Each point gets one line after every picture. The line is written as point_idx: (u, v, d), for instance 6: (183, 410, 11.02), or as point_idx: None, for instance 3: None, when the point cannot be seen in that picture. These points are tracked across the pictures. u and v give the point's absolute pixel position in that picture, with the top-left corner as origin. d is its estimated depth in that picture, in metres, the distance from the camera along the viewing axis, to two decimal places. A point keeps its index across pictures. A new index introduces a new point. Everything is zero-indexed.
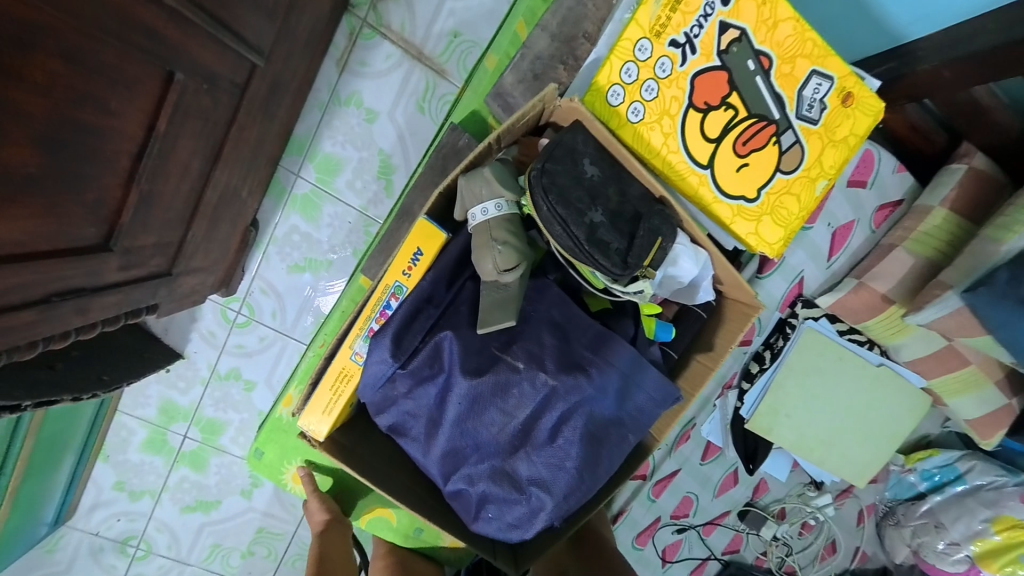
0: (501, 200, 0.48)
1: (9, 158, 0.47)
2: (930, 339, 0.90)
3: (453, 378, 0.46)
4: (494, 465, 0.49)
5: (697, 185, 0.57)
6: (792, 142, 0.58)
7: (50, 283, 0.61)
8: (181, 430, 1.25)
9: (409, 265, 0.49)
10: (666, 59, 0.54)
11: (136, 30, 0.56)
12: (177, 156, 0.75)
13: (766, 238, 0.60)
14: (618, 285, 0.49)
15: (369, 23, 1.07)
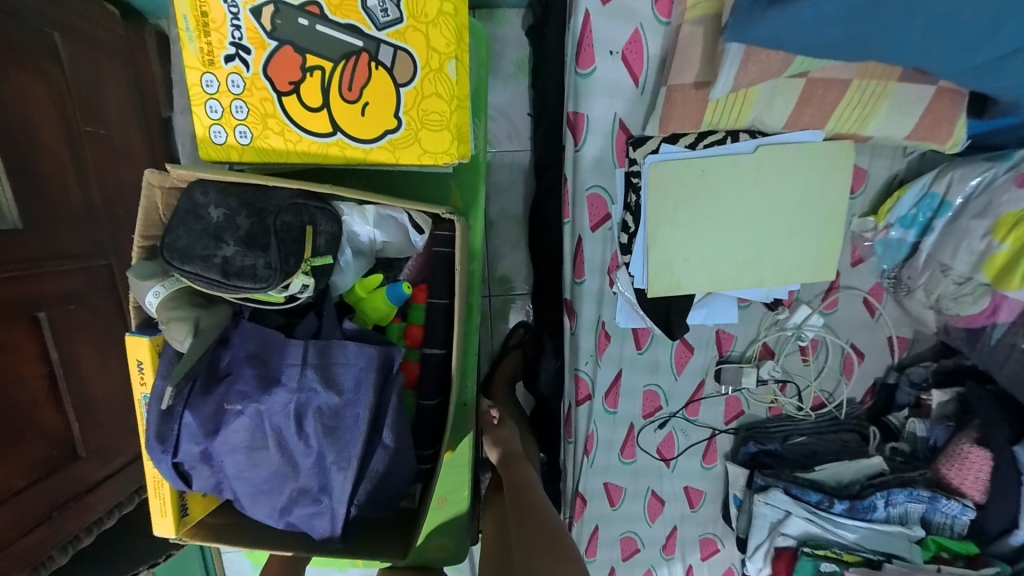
0: (160, 286, 0.54)
1: None
2: (779, 90, 0.69)
3: (210, 442, 0.54)
4: (290, 490, 0.55)
5: (341, 151, 0.58)
6: (393, 53, 0.55)
7: (40, 505, 0.74)
8: None
9: (138, 375, 0.57)
10: (231, 76, 0.55)
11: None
12: (89, 365, 0.83)
13: (437, 150, 0.57)
14: (285, 291, 0.53)
15: None
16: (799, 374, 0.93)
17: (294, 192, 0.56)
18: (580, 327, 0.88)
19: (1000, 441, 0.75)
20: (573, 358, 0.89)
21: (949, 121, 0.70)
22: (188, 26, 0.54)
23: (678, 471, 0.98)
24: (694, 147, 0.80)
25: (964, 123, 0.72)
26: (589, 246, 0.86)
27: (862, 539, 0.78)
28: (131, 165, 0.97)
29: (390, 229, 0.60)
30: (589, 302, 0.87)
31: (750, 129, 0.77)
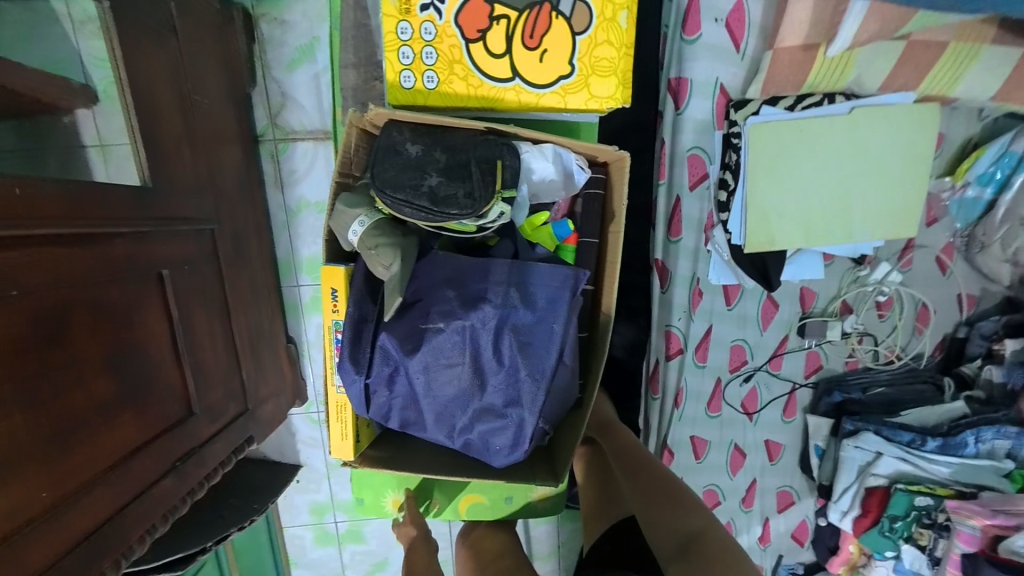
0: (362, 217, 0.60)
1: (94, 388, 0.67)
2: (883, 48, 0.88)
3: (403, 361, 0.59)
4: (474, 408, 0.59)
5: (516, 96, 0.64)
6: (572, 4, 0.63)
7: (167, 455, 0.81)
8: (333, 517, 1.48)
9: (333, 303, 0.63)
10: (425, 23, 0.62)
11: (117, 262, 0.71)
12: (202, 327, 0.91)
13: (604, 95, 0.65)
14: (482, 220, 0.58)
15: (277, 139, 1.17)
16: (873, 326, 1.04)
17: (478, 132, 0.64)
18: (675, 282, 0.98)
19: None
20: (666, 314, 0.99)
21: None
22: None
23: (761, 423, 1.05)
24: (793, 109, 0.94)
25: None
26: (687, 203, 0.99)
27: (955, 472, 0.88)
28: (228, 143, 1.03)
29: (558, 167, 0.64)
30: (684, 257, 0.98)
31: (849, 89, 0.94)
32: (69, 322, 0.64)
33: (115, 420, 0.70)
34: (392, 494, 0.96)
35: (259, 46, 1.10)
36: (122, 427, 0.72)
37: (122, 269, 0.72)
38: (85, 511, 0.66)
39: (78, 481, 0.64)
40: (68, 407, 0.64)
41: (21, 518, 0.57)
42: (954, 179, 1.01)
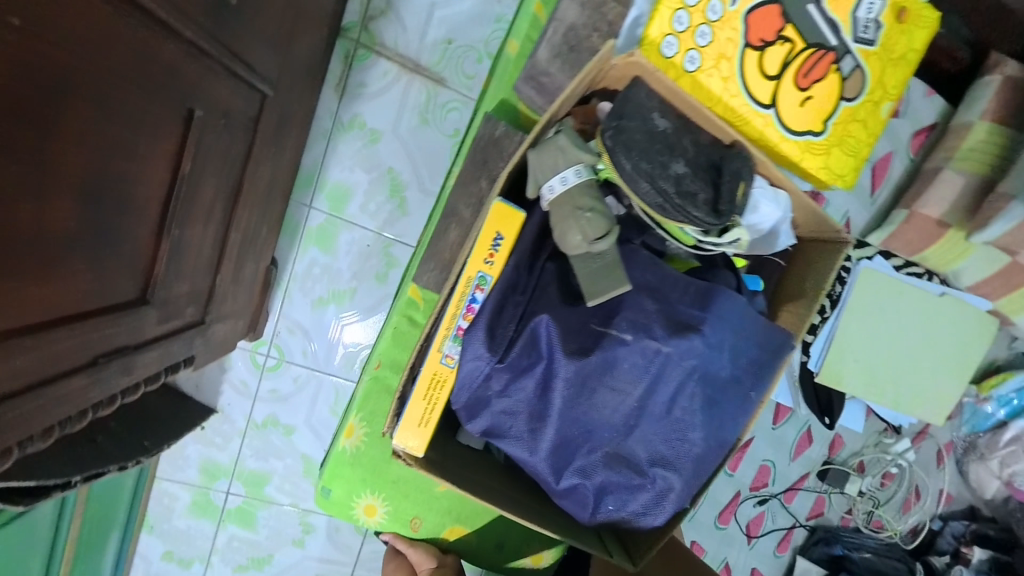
0: (578, 167, 0.67)
1: (52, 213, 0.50)
2: (991, 257, 0.89)
3: (555, 364, 0.64)
4: (607, 449, 0.66)
5: (764, 124, 0.69)
6: (851, 66, 0.71)
7: (94, 343, 0.61)
8: (224, 486, 1.27)
9: (492, 257, 0.69)
10: (716, 3, 0.64)
11: (159, 70, 0.59)
12: (200, 207, 0.78)
13: (835, 166, 0.73)
14: (709, 236, 0.68)
15: (362, 44, 1.19)
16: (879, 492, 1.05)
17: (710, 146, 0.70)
18: None
19: None
20: None
21: None
22: None
23: (756, 549, 1.02)
24: (899, 270, 0.97)
25: None
26: None
27: None
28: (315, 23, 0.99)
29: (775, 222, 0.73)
30: None
31: (944, 276, 0.97)
32: (67, 108, 0.49)
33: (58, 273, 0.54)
34: (369, 500, 0.97)
35: None
36: (67, 277, 0.55)
37: (162, 83, 0.60)
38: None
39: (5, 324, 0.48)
40: (17, 229, 0.47)
41: None
42: (980, 387, 1.07)
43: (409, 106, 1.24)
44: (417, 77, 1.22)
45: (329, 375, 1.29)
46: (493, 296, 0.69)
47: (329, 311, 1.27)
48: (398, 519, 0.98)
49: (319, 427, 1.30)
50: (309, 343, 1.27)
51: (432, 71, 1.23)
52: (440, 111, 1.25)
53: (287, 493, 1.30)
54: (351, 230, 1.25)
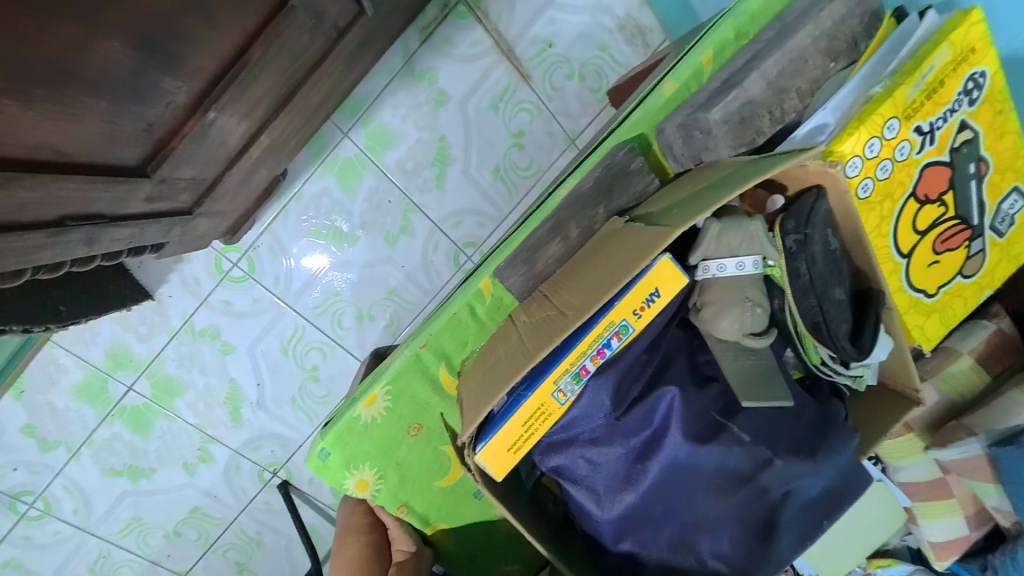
0: (757, 258, 0.66)
1: (103, 50, 0.45)
2: (930, 467, 0.95)
3: (669, 435, 0.63)
4: (672, 533, 0.65)
5: (895, 269, 0.72)
6: (977, 248, 0.76)
7: (68, 202, 0.51)
8: (126, 380, 1.14)
9: (643, 307, 0.63)
10: (909, 144, 0.65)
11: None
12: (250, 96, 0.67)
13: (929, 328, 0.78)
14: (833, 362, 0.70)
15: (466, 3, 1.12)
16: None
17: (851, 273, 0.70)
18: None
19: None
20: None
21: (953, 551, 1.00)
22: (923, 85, 0.64)
23: None
24: None
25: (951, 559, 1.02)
26: None
27: None
28: None
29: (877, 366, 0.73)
30: None
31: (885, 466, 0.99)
32: None
33: (60, 108, 0.44)
34: (365, 474, 0.81)
35: None
36: (92, 118, 0.48)
37: None
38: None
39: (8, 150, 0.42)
40: (60, 51, 0.41)
41: None
42: (868, 563, 1.12)
43: (486, 85, 1.17)
44: (506, 62, 1.16)
45: (293, 312, 1.19)
46: (626, 353, 0.66)
47: (321, 246, 1.17)
48: (388, 500, 0.83)
49: (260, 358, 1.20)
50: (284, 269, 1.16)
51: (523, 63, 1.17)
52: (515, 107, 1.19)
53: (196, 413, 1.19)
54: (379, 178, 1.16)
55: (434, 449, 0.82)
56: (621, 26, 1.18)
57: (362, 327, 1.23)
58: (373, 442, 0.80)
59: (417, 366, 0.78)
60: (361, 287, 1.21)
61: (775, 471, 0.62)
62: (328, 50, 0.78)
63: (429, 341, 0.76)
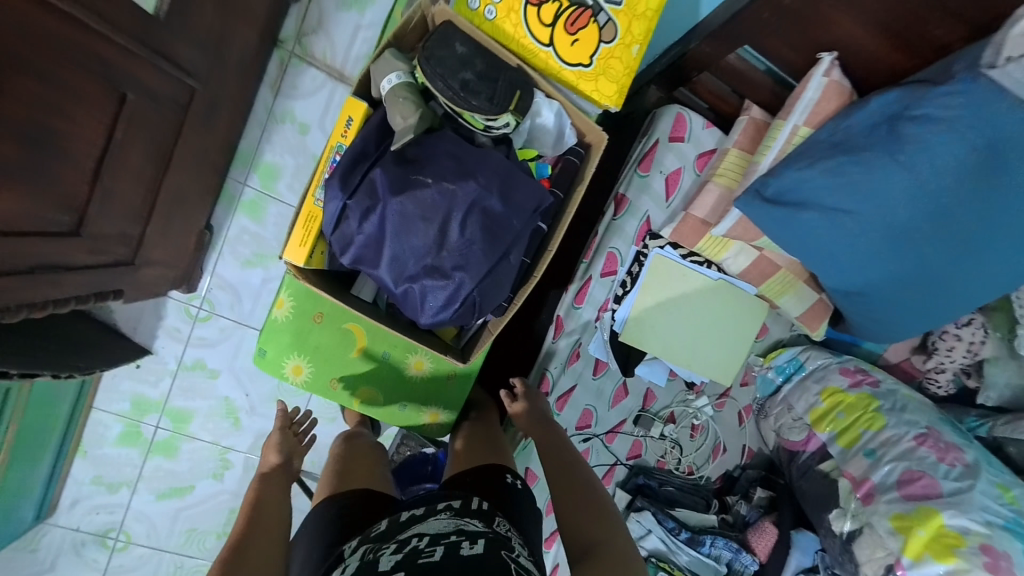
0: (399, 72, 0.66)
1: (8, 157, 0.72)
2: (746, 251, 1.04)
3: (386, 200, 0.65)
4: (426, 265, 0.67)
5: (545, 60, 0.70)
6: (607, 20, 0.70)
7: (25, 256, 0.83)
8: (153, 421, 1.48)
9: (344, 129, 0.68)
10: None
11: (93, 59, 0.81)
12: (131, 164, 0.98)
13: (605, 93, 0.72)
14: (493, 121, 0.67)
15: (296, 54, 1.39)
16: (684, 442, 1.24)
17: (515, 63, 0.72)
18: (564, 337, 1.13)
19: (785, 524, 1.13)
20: (547, 360, 1.15)
21: (818, 318, 1.09)
22: None
23: None
24: (683, 258, 1.09)
25: (824, 326, 1.12)
26: (595, 285, 1.11)
27: (690, 562, 1.11)
28: (249, 25, 1.18)
29: (555, 123, 0.73)
30: (577, 323, 1.12)
31: (719, 265, 1.10)
32: (24, 85, 0.71)
33: (10, 195, 0.75)
34: (296, 361, 0.99)
35: None
36: (11, 197, 0.75)
37: (98, 63, 0.82)
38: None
39: None
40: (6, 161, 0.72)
41: None
42: (762, 358, 1.22)
43: (334, 106, 1.45)
44: (341, 83, 1.42)
45: (252, 328, 1.51)
46: (358, 137, 0.67)
47: (256, 272, 1.48)
48: (321, 379, 1.01)
49: (240, 372, 1.51)
50: (235, 298, 1.48)
51: (355, 78, 1.44)
52: None
53: (208, 431, 1.51)
54: (279, 206, 1.47)
55: (340, 328, 0.99)
56: None
57: None
58: (296, 335, 0.97)
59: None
60: None
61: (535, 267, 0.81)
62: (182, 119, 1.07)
63: None
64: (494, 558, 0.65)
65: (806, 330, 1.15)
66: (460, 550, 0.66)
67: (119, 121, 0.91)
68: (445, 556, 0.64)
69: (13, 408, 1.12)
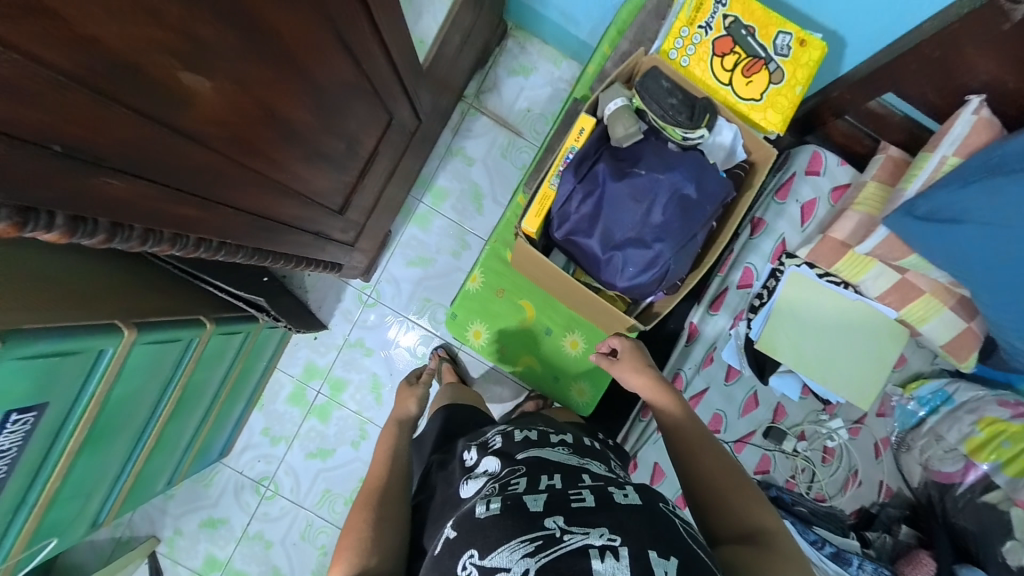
0: (622, 98, 0.93)
1: (335, 149, 1.04)
2: (888, 273, 1.14)
3: (607, 185, 0.89)
4: (631, 236, 0.88)
5: (725, 95, 0.99)
6: (775, 68, 0.97)
7: (319, 222, 1.15)
8: (317, 386, 1.74)
9: (578, 135, 0.94)
10: (697, 35, 0.98)
11: (387, 95, 1.14)
12: (376, 170, 1.34)
13: (772, 120, 0.99)
14: (688, 132, 0.91)
15: (473, 107, 1.80)
16: (818, 466, 1.25)
17: (702, 95, 0.97)
18: (698, 341, 1.26)
19: (946, 559, 1.08)
20: (681, 360, 1.27)
21: (969, 347, 1.14)
22: (690, 5, 0.97)
23: None
24: (820, 277, 1.21)
25: (973, 358, 1.16)
26: (731, 295, 1.27)
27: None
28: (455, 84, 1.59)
29: (730, 141, 0.96)
30: (711, 328, 1.26)
31: (858, 287, 1.20)
32: (361, 106, 1.05)
33: (330, 174, 1.08)
34: (477, 327, 1.22)
35: (500, 50, 1.77)
36: (326, 176, 1.07)
37: (392, 98, 1.17)
38: (290, 206, 1.00)
39: (306, 192, 1.03)
40: (335, 153, 1.05)
41: (281, 177, 0.91)
42: (901, 388, 1.25)
43: (496, 145, 1.81)
44: (504, 129, 1.80)
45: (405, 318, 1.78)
46: (590, 142, 0.93)
47: (416, 270, 1.79)
48: (493, 345, 1.22)
49: (391, 354, 1.77)
50: (395, 289, 1.78)
51: (515, 125, 1.81)
52: (515, 151, 1.81)
53: (356, 401, 1.74)
54: (442, 219, 1.79)
55: (515, 303, 1.20)
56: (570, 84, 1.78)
57: None
58: (481, 305, 1.21)
59: (495, 251, 1.19)
60: (445, 289, 1.79)
61: (706, 256, 0.98)
62: (407, 143, 1.44)
63: (496, 237, 1.17)
64: (652, 510, 0.63)
65: (952, 361, 1.20)
66: (614, 496, 0.65)
67: (383, 137, 1.25)
68: (599, 502, 0.64)
69: (243, 349, 1.39)
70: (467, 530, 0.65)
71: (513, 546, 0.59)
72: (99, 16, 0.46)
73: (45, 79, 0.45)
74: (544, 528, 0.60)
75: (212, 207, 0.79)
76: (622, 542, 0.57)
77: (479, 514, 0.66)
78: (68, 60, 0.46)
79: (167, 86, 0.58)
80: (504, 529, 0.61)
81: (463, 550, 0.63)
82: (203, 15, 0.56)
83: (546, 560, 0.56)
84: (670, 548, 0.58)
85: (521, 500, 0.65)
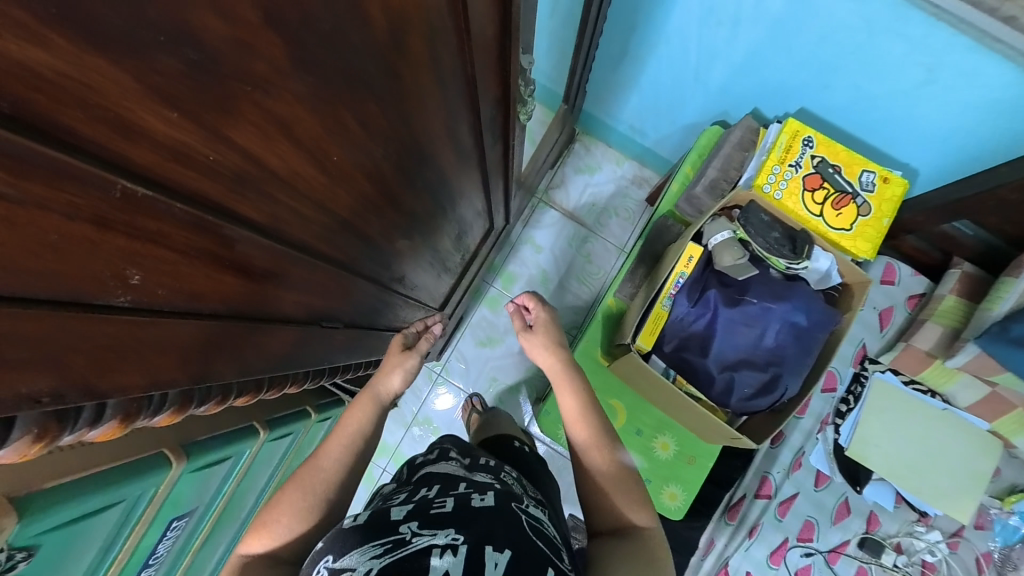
0: (727, 230, 1.02)
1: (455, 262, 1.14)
2: (976, 387, 1.16)
3: (720, 309, 0.97)
4: (744, 357, 0.96)
5: (816, 225, 1.09)
6: (862, 201, 1.07)
7: None
8: (383, 463, 1.76)
9: (688, 262, 1.00)
10: (786, 173, 1.09)
11: (496, 211, 1.25)
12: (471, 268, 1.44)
13: (860, 247, 1.08)
14: (792, 263, 1.00)
15: (542, 200, 1.93)
16: None
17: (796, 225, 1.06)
18: (785, 445, 1.28)
19: None
20: (769, 463, 1.29)
21: None
22: (780, 146, 1.07)
23: None
24: (906, 384, 1.25)
25: None
26: (816, 399, 1.29)
27: None
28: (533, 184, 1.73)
29: (826, 269, 1.04)
30: (798, 432, 1.28)
31: (944, 396, 1.24)
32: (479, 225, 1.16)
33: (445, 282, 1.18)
34: None
35: (569, 151, 1.93)
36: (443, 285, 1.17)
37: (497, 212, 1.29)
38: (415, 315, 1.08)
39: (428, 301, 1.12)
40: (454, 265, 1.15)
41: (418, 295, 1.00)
42: (1000, 501, 1.21)
43: (563, 234, 1.93)
44: (570, 219, 1.92)
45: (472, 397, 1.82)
46: (698, 268, 1.01)
47: (485, 350, 1.85)
48: None
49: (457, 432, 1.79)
50: (462, 366, 1.83)
51: (580, 216, 1.93)
52: (580, 240, 1.92)
53: None
54: None
55: (606, 403, 1.23)
56: (633, 181, 1.92)
57: (516, 398, 1.83)
58: None
59: (586, 350, 1.23)
60: (511, 369, 1.84)
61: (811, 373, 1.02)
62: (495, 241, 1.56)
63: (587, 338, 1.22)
64: (504, 511, 0.63)
65: None
66: (471, 502, 0.63)
67: (483, 241, 1.36)
68: (456, 506, 0.62)
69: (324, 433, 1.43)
70: (331, 539, 0.60)
71: (365, 549, 0.54)
72: (372, 221, 0.55)
73: (332, 273, 0.54)
74: (395, 533, 0.56)
75: (376, 334, 0.86)
76: (465, 540, 0.54)
77: (347, 522, 0.62)
78: (344, 255, 0.55)
79: (389, 254, 0.67)
80: (361, 534, 0.57)
81: (321, 557, 0.58)
82: (424, 199, 0.67)
83: (388, 560, 0.52)
84: (507, 542, 0.55)
85: (388, 510, 0.63)
